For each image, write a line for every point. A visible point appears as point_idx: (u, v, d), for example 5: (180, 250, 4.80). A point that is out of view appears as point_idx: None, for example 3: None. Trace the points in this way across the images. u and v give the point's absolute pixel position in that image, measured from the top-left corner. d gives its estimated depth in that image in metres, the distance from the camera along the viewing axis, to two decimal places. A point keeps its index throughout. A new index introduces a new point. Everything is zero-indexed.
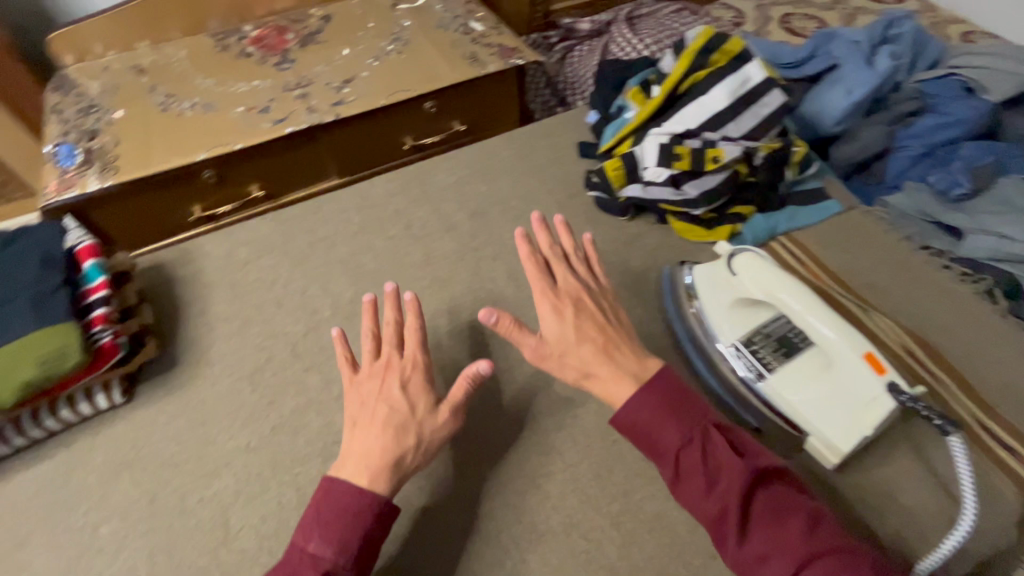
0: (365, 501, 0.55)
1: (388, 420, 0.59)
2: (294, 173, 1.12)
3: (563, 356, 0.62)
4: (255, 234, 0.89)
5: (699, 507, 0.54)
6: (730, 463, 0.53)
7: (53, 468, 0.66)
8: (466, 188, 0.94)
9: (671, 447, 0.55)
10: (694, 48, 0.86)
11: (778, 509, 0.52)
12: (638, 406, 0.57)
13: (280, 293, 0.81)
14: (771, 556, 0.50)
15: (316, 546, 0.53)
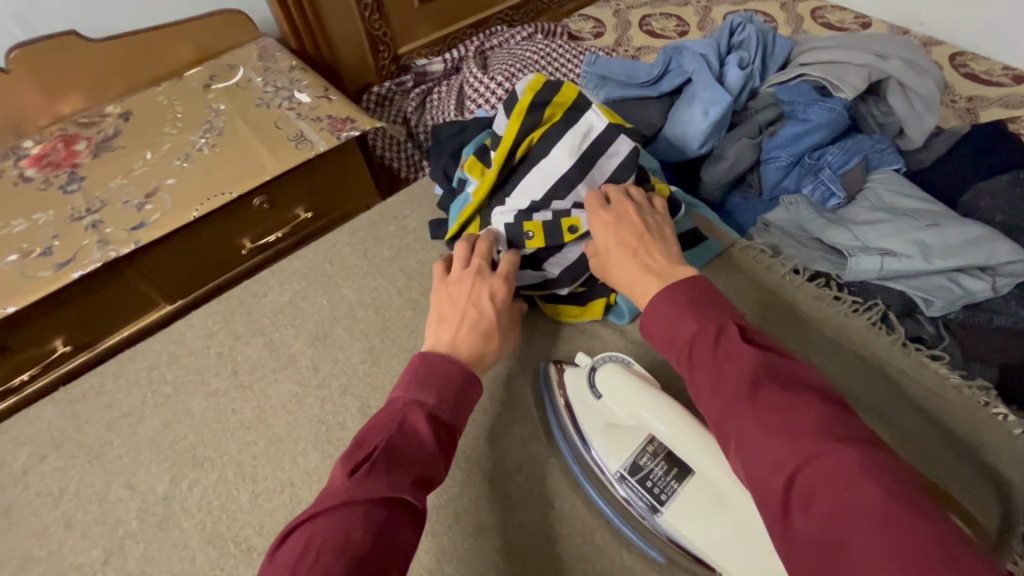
0: (460, 367, 0.56)
1: (482, 334, 0.60)
2: (108, 314, 0.94)
3: (602, 254, 0.63)
4: (36, 425, 0.70)
5: (707, 397, 0.46)
6: (743, 350, 0.46)
7: None
8: (303, 306, 0.79)
9: (683, 340, 0.50)
10: (527, 104, 0.75)
11: (789, 401, 0.42)
12: (653, 304, 0.53)
13: (71, 506, 0.64)
14: (769, 445, 0.40)
15: (421, 396, 0.52)
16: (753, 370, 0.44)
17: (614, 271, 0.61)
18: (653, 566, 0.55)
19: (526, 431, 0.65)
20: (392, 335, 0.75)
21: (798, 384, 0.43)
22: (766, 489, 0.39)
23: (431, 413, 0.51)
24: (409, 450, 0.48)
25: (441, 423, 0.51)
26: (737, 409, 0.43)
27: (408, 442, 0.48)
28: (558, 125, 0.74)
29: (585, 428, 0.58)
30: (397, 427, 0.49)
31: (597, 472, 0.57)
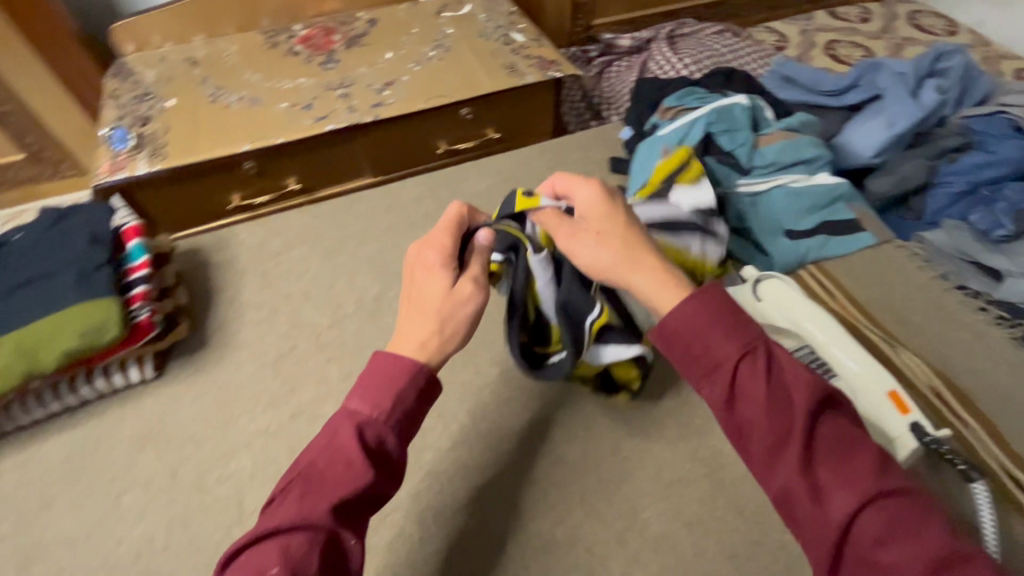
0: (396, 362, 0.53)
1: (420, 320, 0.56)
2: (331, 169, 1.16)
3: (605, 245, 0.57)
4: (288, 225, 0.92)
5: (754, 424, 0.48)
6: (792, 381, 0.49)
7: (82, 435, 0.69)
8: (495, 195, 0.95)
9: (726, 359, 0.50)
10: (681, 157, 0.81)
11: (839, 440, 0.46)
12: (694, 316, 0.51)
13: (308, 284, 0.84)
14: (827, 483, 0.45)
15: (355, 403, 0.51)
16: (807, 405, 0.47)
17: (626, 257, 0.56)
18: None
19: None
20: None
21: (844, 420, 0.48)
22: (822, 522, 0.44)
23: (358, 423, 0.50)
24: (333, 466, 0.47)
25: (372, 431, 0.50)
26: (794, 446, 0.46)
27: (333, 459, 0.48)
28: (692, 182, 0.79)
29: None
30: (324, 443, 0.49)
31: None
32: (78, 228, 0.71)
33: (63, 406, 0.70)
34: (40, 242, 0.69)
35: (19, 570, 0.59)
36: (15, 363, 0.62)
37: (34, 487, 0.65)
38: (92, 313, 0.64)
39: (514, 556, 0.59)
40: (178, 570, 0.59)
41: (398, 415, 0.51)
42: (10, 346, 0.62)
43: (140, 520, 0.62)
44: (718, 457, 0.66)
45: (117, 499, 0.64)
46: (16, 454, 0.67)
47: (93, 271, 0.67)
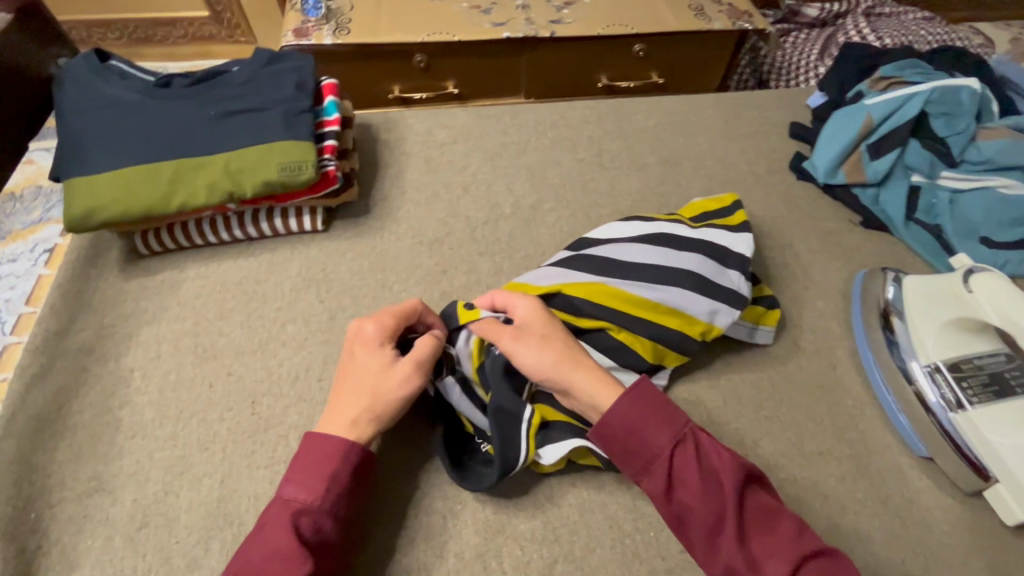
0: (330, 441, 0.52)
1: (352, 403, 0.54)
2: (490, 80, 1.15)
3: (540, 364, 0.57)
4: (454, 121, 0.93)
5: (690, 512, 0.50)
6: (718, 463, 0.51)
7: (256, 265, 0.74)
8: (663, 135, 0.92)
9: (661, 450, 0.52)
10: (728, 201, 0.76)
11: (766, 514, 0.49)
12: (629, 411, 0.53)
13: (468, 180, 0.85)
14: (761, 557, 0.47)
15: (289, 491, 0.50)
16: (734, 485, 0.49)
17: (567, 357, 0.57)
18: (910, 454, 0.62)
19: (827, 310, 0.73)
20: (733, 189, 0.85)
21: (764, 493, 0.51)
22: None
23: (295, 511, 0.48)
24: (269, 562, 0.45)
25: (309, 520, 0.48)
26: (729, 527, 0.48)
27: (265, 550, 0.46)
28: (732, 225, 0.72)
29: (913, 326, 0.66)
30: (257, 536, 0.47)
31: (900, 362, 0.65)
32: (285, 74, 0.75)
33: (241, 237, 0.75)
34: (254, 79, 0.74)
35: (196, 364, 0.65)
36: (223, 181, 0.67)
37: (212, 298, 0.71)
38: (294, 152, 0.68)
39: None
40: (329, 401, 0.63)
41: (336, 498, 0.50)
42: (220, 166, 0.67)
43: (298, 350, 0.67)
44: (865, 442, 0.63)
45: (282, 326, 0.69)
46: (199, 267, 0.73)
47: (298, 115, 0.71)
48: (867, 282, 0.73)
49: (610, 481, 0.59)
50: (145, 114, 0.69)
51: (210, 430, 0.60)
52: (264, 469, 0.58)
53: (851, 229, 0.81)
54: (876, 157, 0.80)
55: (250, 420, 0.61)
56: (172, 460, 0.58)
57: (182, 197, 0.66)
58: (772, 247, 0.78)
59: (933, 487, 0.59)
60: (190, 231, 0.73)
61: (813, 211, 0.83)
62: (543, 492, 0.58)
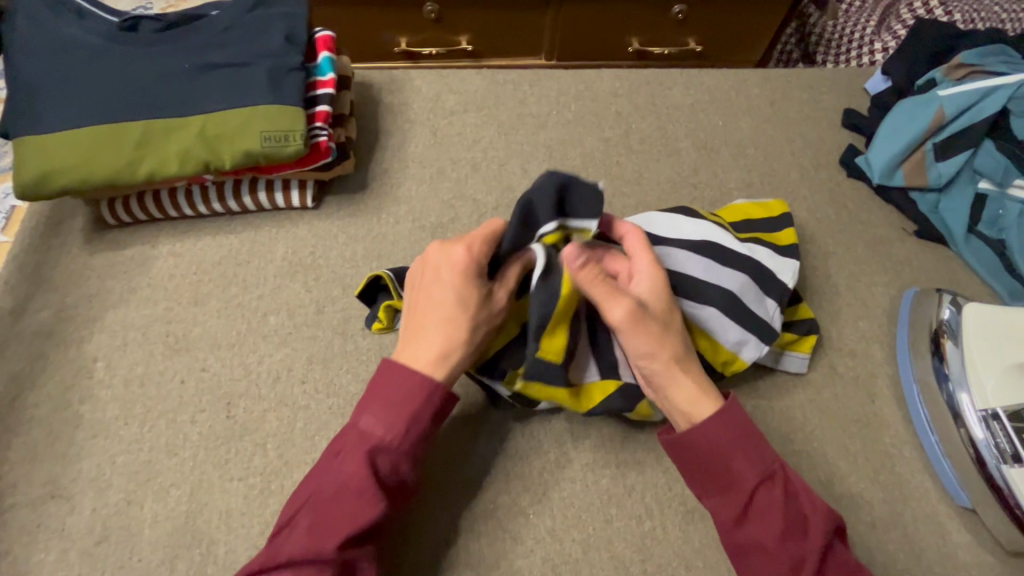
0: (416, 378, 0.49)
1: (449, 334, 0.49)
2: (508, 36, 1.03)
3: (651, 359, 0.49)
4: (466, 85, 0.82)
5: (761, 548, 0.45)
6: (806, 509, 0.46)
7: (237, 244, 0.66)
8: (700, 115, 0.81)
9: (746, 483, 0.46)
10: (778, 212, 0.67)
11: (846, 569, 0.45)
12: (719, 433, 0.47)
13: (479, 156, 0.76)
14: None
15: (367, 422, 0.48)
16: (822, 536, 0.45)
17: (677, 352, 0.50)
18: (950, 503, 0.56)
19: (869, 332, 0.65)
20: (775, 184, 0.76)
21: (845, 547, 0.46)
22: None
23: (371, 447, 0.47)
24: (343, 495, 0.45)
25: (388, 460, 0.47)
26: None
27: (342, 493, 0.45)
28: (779, 244, 0.64)
29: (969, 363, 0.58)
30: (333, 464, 0.47)
31: (950, 402, 0.58)
32: (274, 21, 0.64)
33: (221, 211, 0.67)
34: (236, 26, 0.63)
35: (167, 356, 0.59)
36: (198, 149, 0.58)
37: (187, 279, 0.63)
38: (280, 118, 0.59)
39: (653, 510, 0.54)
40: (313, 407, 0.57)
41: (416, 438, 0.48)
42: (196, 130, 0.58)
43: (281, 346, 0.60)
44: (901, 486, 0.57)
45: (263, 318, 0.62)
46: (173, 243, 0.65)
47: (286, 74, 0.61)
48: (918, 304, 0.65)
49: (618, 515, 0.54)
50: (108, 62, 0.59)
51: (179, 433, 0.55)
52: (238, 482, 0.53)
53: (902, 238, 0.73)
54: (942, 158, 0.71)
55: (224, 424, 0.56)
56: (136, 466, 0.53)
57: (150, 165, 0.58)
58: (813, 255, 0.70)
59: (972, 542, 0.54)
60: (162, 201, 0.65)
61: (862, 215, 0.74)
62: (544, 524, 0.53)
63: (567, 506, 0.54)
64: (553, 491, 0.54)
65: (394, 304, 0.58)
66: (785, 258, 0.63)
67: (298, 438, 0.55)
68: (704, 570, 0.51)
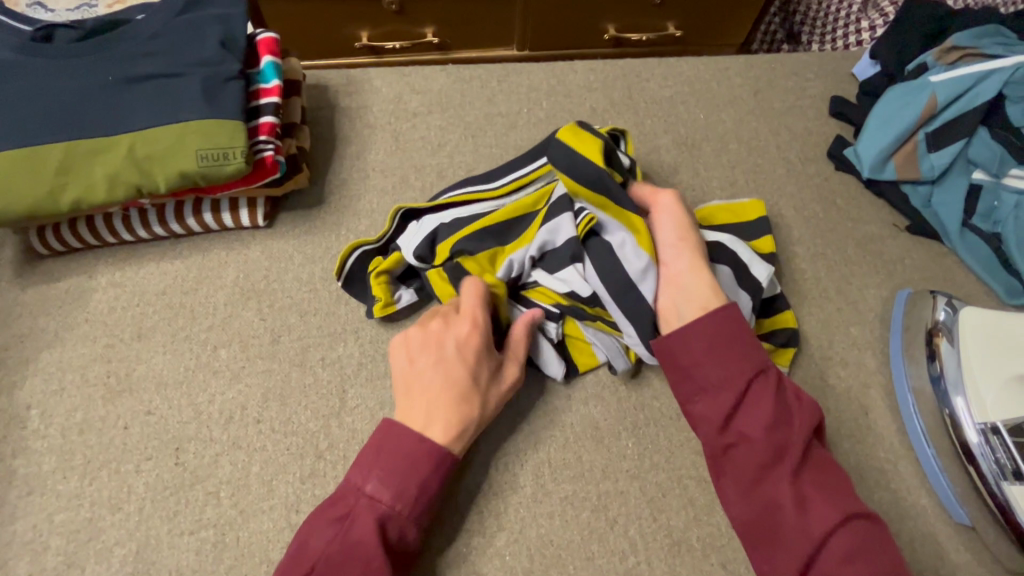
0: (428, 452, 0.46)
1: (465, 409, 0.49)
2: (477, 26, 0.97)
3: (678, 250, 0.54)
4: (430, 83, 0.76)
5: (749, 440, 0.47)
6: (795, 405, 0.48)
7: (183, 270, 0.61)
8: (680, 108, 0.76)
9: (740, 377, 0.48)
10: (754, 216, 0.64)
11: (826, 465, 0.47)
12: (718, 329, 0.50)
13: (445, 162, 0.70)
14: (813, 500, 0.45)
15: (374, 487, 0.45)
16: (808, 430, 0.47)
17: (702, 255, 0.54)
18: (948, 521, 0.53)
19: (861, 338, 0.62)
20: (759, 181, 0.72)
21: (828, 453, 0.48)
22: (804, 538, 0.44)
23: (380, 515, 0.44)
24: (351, 563, 0.43)
25: (395, 525, 0.45)
26: (786, 464, 0.46)
27: (349, 557, 0.43)
28: (758, 252, 0.61)
29: (967, 373, 0.55)
30: (339, 528, 0.44)
31: (947, 414, 0.55)
32: (207, 24, 0.58)
33: (165, 234, 0.61)
34: (166, 31, 0.57)
35: (108, 399, 0.54)
36: (128, 173, 0.53)
37: (129, 312, 0.58)
38: (217, 133, 0.53)
39: (636, 543, 0.51)
40: (269, 448, 0.53)
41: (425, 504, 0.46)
42: (124, 151, 0.53)
43: (234, 382, 0.55)
44: (897, 504, 0.54)
45: (214, 352, 0.57)
46: (112, 272, 0.60)
47: (223, 83, 0.56)
48: (911, 308, 0.61)
49: (599, 551, 0.50)
50: (22, 78, 0.54)
51: (124, 485, 0.50)
52: (189, 536, 0.49)
53: (894, 234, 0.69)
54: (935, 148, 0.67)
55: (173, 472, 0.51)
56: (76, 525, 0.49)
57: (76, 192, 0.53)
58: (801, 256, 0.67)
59: (971, 560, 0.52)
60: (98, 227, 0.59)
61: (851, 211, 0.70)
62: (521, 565, 0.50)
63: (545, 543, 0.51)
64: (530, 528, 0.51)
65: (382, 273, 0.58)
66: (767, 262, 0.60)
67: (254, 485, 0.51)
68: None
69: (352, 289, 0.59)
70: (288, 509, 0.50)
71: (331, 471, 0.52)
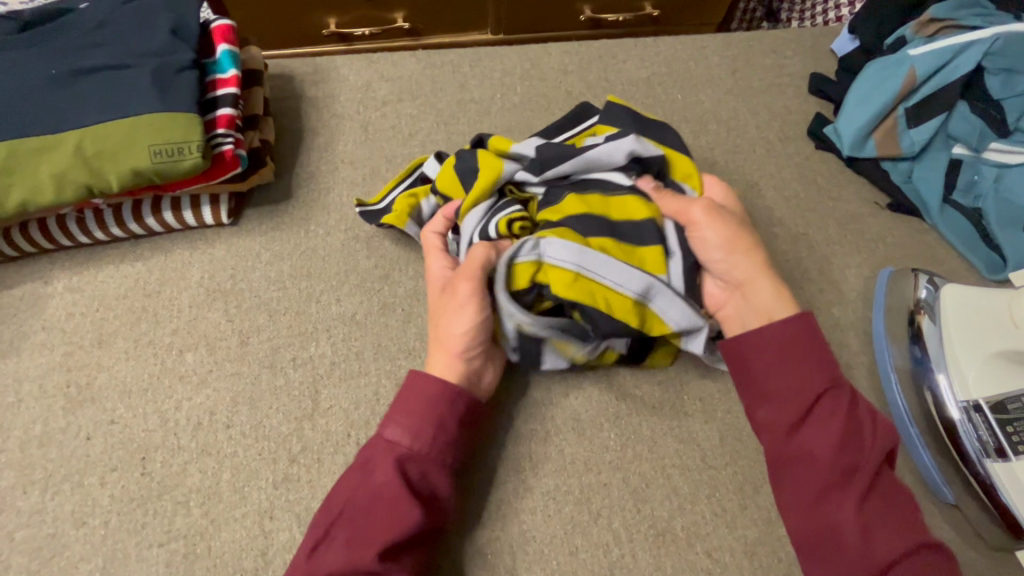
0: (430, 383, 0.48)
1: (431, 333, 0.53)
2: (448, 10, 0.94)
3: (732, 260, 0.52)
4: (399, 69, 0.74)
5: (815, 457, 0.46)
6: (865, 425, 0.46)
7: (145, 272, 0.58)
8: (657, 89, 0.75)
9: (810, 390, 0.47)
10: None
11: (894, 490, 0.45)
12: (787, 341, 0.49)
13: (417, 151, 0.68)
14: (875, 526, 0.43)
15: (394, 432, 0.47)
16: (878, 451, 0.45)
17: (755, 259, 0.52)
18: (933, 499, 0.53)
19: (844, 318, 0.61)
20: (739, 162, 0.70)
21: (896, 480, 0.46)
22: (863, 562, 0.42)
23: (399, 456, 0.46)
24: (379, 506, 0.44)
25: (416, 467, 0.46)
26: (853, 487, 0.44)
27: (375, 501, 0.44)
28: None
29: (952, 353, 0.54)
30: (362, 476, 0.45)
31: (931, 392, 0.54)
32: (156, 12, 0.55)
33: (123, 235, 0.59)
34: (112, 21, 0.54)
35: (69, 410, 0.52)
36: (77, 171, 0.50)
37: (89, 317, 0.56)
38: (169, 127, 0.51)
39: (621, 535, 0.50)
40: (240, 454, 0.51)
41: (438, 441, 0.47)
42: (71, 149, 0.50)
43: (201, 387, 0.53)
44: None
45: (179, 356, 0.55)
46: (70, 277, 0.58)
47: (174, 74, 0.53)
48: (894, 286, 0.61)
49: (583, 545, 0.49)
50: None
51: (88, 498, 0.49)
52: (159, 548, 0.47)
53: (875, 212, 0.68)
54: (914, 124, 0.66)
55: (139, 483, 0.49)
56: (39, 542, 0.47)
57: (22, 193, 0.50)
58: (782, 238, 0.65)
59: (956, 539, 0.51)
60: (52, 230, 0.56)
61: (832, 190, 0.69)
62: (504, 564, 0.48)
63: (528, 540, 0.49)
64: (512, 525, 0.50)
65: (417, 195, 0.60)
66: None
67: (225, 492, 0.49)
68: None
69: (369, 211, 0.61)
70: (261, 516, 0.49)
71: (305, 476, 0.50)
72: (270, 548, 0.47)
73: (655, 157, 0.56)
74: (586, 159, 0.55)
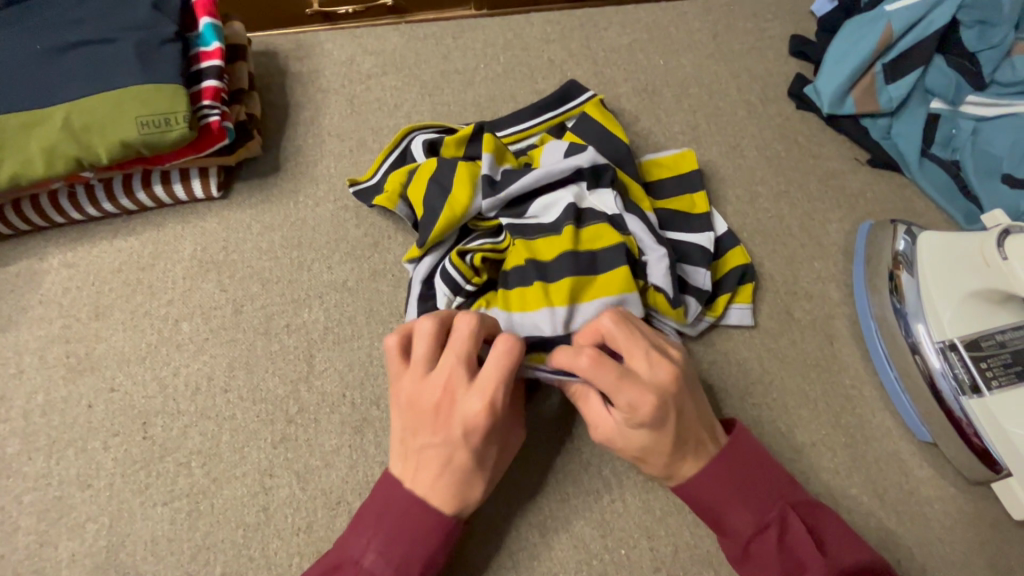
0: (432, 519, 0.42)
1: (442, 465, 0.43)
2: None
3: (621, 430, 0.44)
4: (383, 43, 0.74)
5: None
6: (810, 560, 0.42)
7: (138, 246, 0.59)
8: (639, 56, 0.75)
9: (740, 532, 0.44)
10: (687, 169, 0.63)
11: None
12: (708, 487, 0.45)
13: (402, 122, 0.69)
14: None
15: (372, 559, 0.41)
16: None
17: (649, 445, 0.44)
18: (911, 440, 0.55)
19: (825, 272, 0.63)
20: (721, 124, 0.71)
21: None
22: None
23: None
24: None
25: None
26: None
27: None
28: (697, 209, 0.61)
29: (929, 297, 0.56)
30: None
31: (907, 334, 0.56)
32: None
33: (115, 211, 0.59)
34: None
35: (69, 380, 0.53)
36: (65, 144, 0.51)
37: (84, 292, 0.57)
38: (156, 99, 0.52)
39: (611, 483, 0.51)
40: (239, 416, 0.52)
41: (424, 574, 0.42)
42: (59, 122, 0.51)
43: (198, 354, 0.55)
44: (862, 428, 0.55)
45: (175, 325, 0.56)
46: (65, 253, 0.59)
47: (158, 47, 0.54)
48: (873, 238, 0.61)
49: (574, 492, 0.51)
50: None
51: (92, 462, 0.50)
52: (163, 507, 0.49)
53: (855, 168, 0.69)
54: (892, 80, 0.67)
55: (141, 447, 0.51)
56: (46, 504, 0.48)
57: (11, 168, 0.51)
58: (765, 196, 0.67)
59: (932, 475, 0.53)
60: (44, 208, 0.57)
61: (813, 148, 0.70)
62: (497, 512, 0.50)
63: (521, 489, 0.51)
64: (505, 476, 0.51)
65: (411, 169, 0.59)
66: (715, 222, 0.61)
67: (225, 453, 0.51)
68: (666, 538, 0.50)
69: (362, 189, 0.61)
70: (261, 474, 0.50)
71: (302, 435, 0.52)
72: (271, 503, 0.49)
73: (607, 168, 0.57)
74: (540, 174, 0.56)
